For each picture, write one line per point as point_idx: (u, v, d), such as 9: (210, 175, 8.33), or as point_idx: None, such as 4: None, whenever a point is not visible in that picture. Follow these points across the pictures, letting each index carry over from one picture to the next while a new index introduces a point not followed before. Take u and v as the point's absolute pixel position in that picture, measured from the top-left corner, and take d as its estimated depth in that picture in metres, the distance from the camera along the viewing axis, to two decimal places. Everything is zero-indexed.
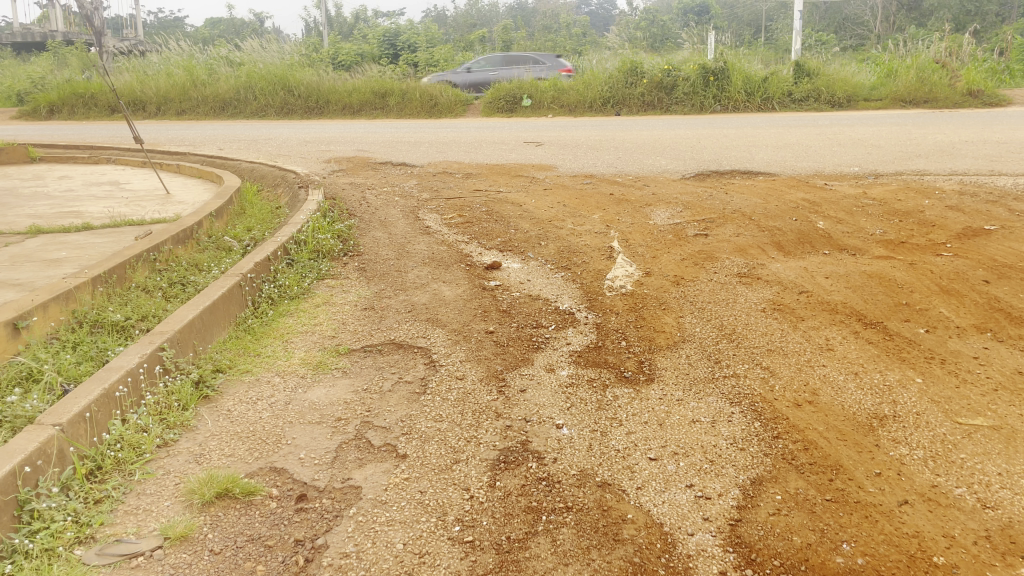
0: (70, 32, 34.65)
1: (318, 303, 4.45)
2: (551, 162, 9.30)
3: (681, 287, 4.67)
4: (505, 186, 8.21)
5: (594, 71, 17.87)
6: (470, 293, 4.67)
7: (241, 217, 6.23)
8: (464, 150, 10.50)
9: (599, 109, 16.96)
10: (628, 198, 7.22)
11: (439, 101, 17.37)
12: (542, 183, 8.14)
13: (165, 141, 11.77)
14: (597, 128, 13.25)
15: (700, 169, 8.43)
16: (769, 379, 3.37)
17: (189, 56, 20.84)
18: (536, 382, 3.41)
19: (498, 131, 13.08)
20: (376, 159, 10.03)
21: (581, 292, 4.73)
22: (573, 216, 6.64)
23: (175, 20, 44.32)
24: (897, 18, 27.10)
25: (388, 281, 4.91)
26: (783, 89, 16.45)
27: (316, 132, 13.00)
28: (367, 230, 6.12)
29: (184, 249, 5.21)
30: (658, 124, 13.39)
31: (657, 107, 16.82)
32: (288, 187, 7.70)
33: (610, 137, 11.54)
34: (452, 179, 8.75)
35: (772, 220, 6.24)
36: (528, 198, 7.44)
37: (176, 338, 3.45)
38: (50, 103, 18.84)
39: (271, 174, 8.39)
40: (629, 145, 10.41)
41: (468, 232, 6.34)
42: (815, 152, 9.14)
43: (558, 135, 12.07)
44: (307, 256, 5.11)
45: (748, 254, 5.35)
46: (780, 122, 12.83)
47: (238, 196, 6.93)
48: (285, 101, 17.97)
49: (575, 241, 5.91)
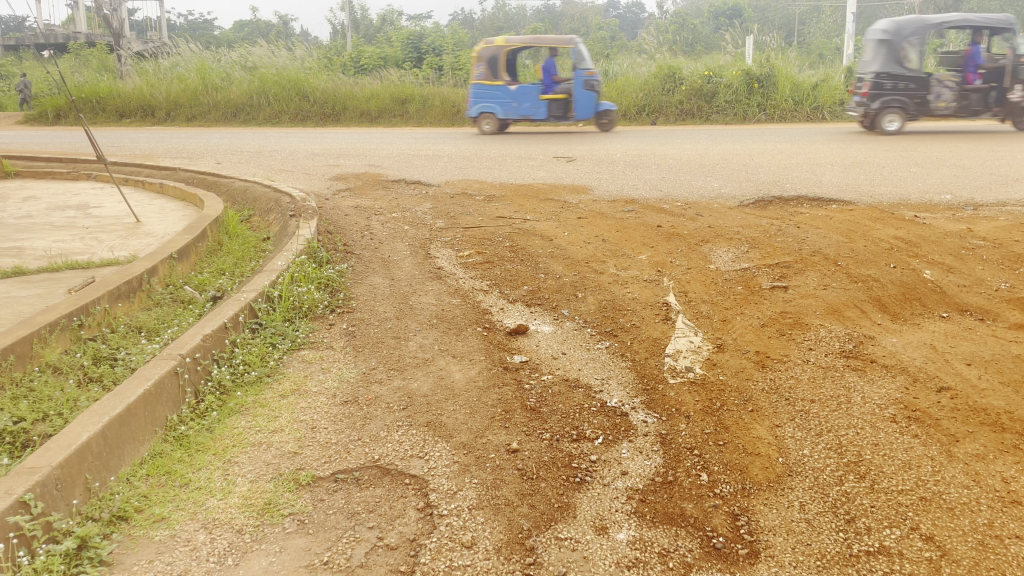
0: (89, 35, 34.12)
1: (284, 394, 3.33)
2: (584, 182, 8.17)
3: (770, 373, 3.49)
4: (532, 212, 7.11)
5: (628, 76, 16.74)
6: (486, 377, 3.52)
7: (215, 258, 5.16)
8: (485, 166, 9.42)
9: (634, 118, 15.80)
10: (680, 232, 6.06)
11: (461, 109, 16.39)
12: (576, 210, 7.01)
13: (159, 152, 10.80)
14: (633, 139, 12.12)
15: (759, 195, 7.26)
16: (940, 563, 2.23)
17: (203, 58, 19.98)
18: (581, 559, 2.28)
19: (524, 141, 12.00)
20: (387, 176, 8.96)
21: (635, 376, 3.57)
22: (616, 256, 5.50)
23: (199, 21, 43.65)
24: None
25: (382, 353, 3.79)
26: (834, 97, 15.21)
27: (328, 143, 11.99)
28: (367, 273, 5.02)
29: (129, 306, 4.12)
30: (699, 136, 12.22)
31: (695, 116, 15.64)
32: (281, 212, 6.64)
33: (649, 151, 10.39)
34: (472, 203, 7.65)
35: (864, 266, 5.04)
36: (560, 230, 6.31)
37: (51, 479, 2.36)
38: (56, 108, 18.04)
39: (265, 196, 7.33)
40: (672, 163, 9.26)
41: (488, 277, 5.21)
42: (890, 174, 7.92)
43: (590, 147, 10.97)
44: (281, 318, 4.00)
45: (846, 318, 4.16)
46: (835, 134, 11.62)
47: (219, 227, 5.86)
48: (300, 107, 17.01)
49: (621, 292, 4.75)
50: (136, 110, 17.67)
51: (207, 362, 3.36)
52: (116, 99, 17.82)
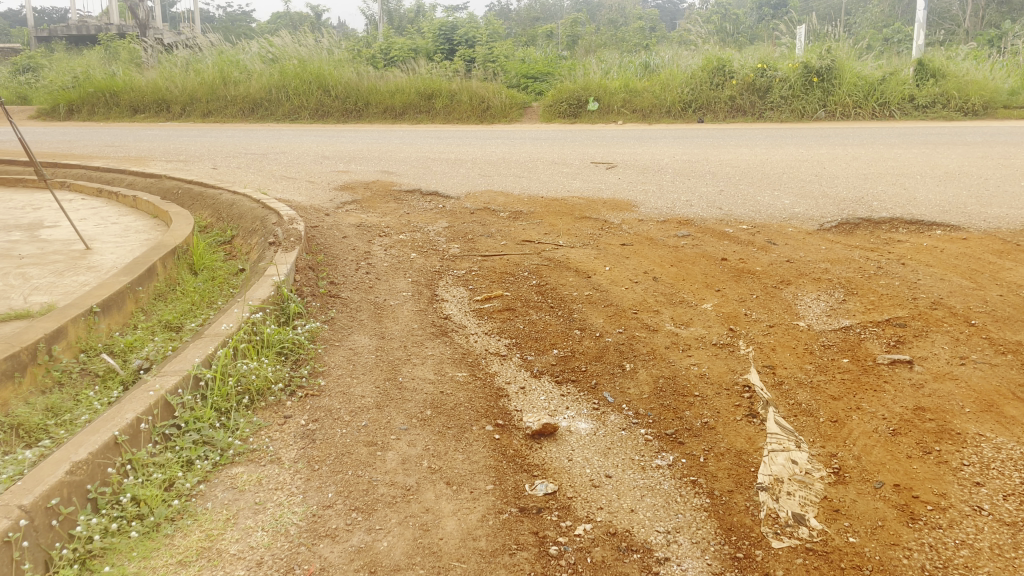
0: (121, 26, 33.54)
1: (183, 560, 2.19)
2: (628, 196, 6.96)
3: (928, 536, 2.30)
4: (566, 235, 5.96)
5: (673, 69, 15.41)
6: (492, 529, 2.35)
7: (161, 308, 4.04)
8: (512, 174, 8.25)
9: (679, 115, 14.47)
10: (751, 268, 4.84)
11: (491, 105, 15.29)
12: (618, 234, 5.81)
13: (154, 154, 9.81)
14: (680, 140, 10.86)
15: (840, 215, 6.01)
16: None
17: (223, 50, 19.07)
18: None
19: (557, 143, 10.83)
20: (400, 185, 7.84)
21: (717, 528, 2.38)
22: (673, 304, 4.28)
23: (236, 12, 42.96)
24: (993, 10, 23.97)
25: (344, 475, 2.63)
26: (904, 93, 13.82)
27: (343, 143, 10.94)
28: (349, 330, 3.86)
29: (14, 389, 3.02)
30: (756, 137, 10.90)
31: (747, 114, 14.28)
32: (264, 235, 5.54)
33: (701, 155, 9.12)
34: (494, 222, 6.50)
35: (1009, 327, 3.78)
36: (599, 261, 5.13)
37: None
38: (70, 103, 17.26)
39: (251, 212, 6.26)
40: (729, 170, 7.99)
41: (507, 333, 4.02)
42: (997, 188, 6.62)
43: (633, 150, 9.78)
44: (213, 413, 2.86)
45: (1012, 421, 2.94)
46: (912, 136, 10.25)
47: (181, 257, 4.74)
48: (321, 102, 15.95)
49: (684, 363, 3.54)
50: (151, 105, 16.77)
51: (72, 510, 2.24)
52: (130, 93, 16.97)
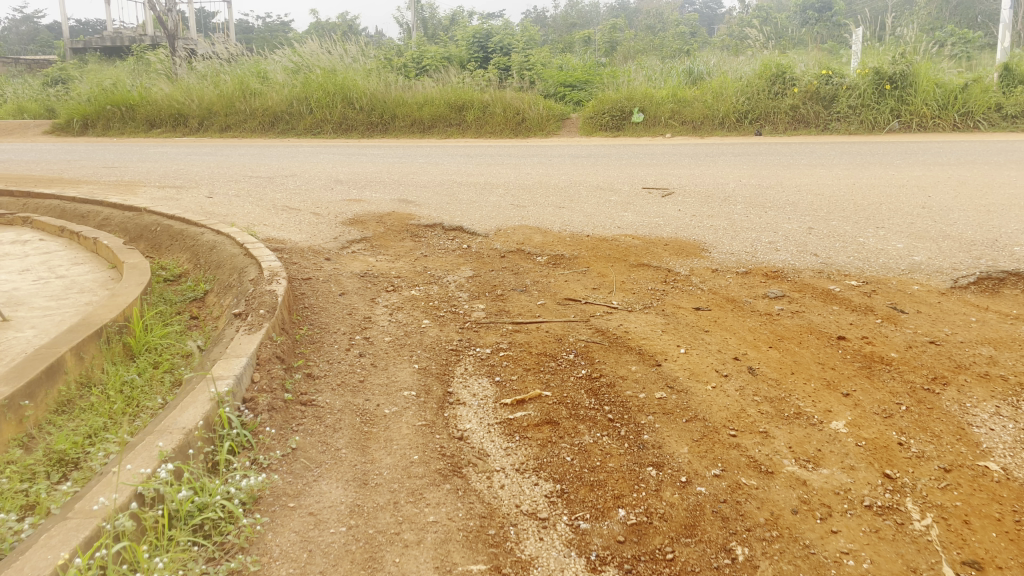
0: (154, 36, 32.94)
1: None
2: (693, 235, 5.68)
3: None
4: (621, 292, 4.71)
5: (726, 76, 14.07)
6: None
7: (57, 432, 2.88)
8: (551, 203, 7.02)
9: (734, 127, 13.08)
10: (884, 354, 3.51)
11: (526, 117, 14.15)
12: (688, 292, 4.54)
13: (149, 179, 8.75)
14: (740, 157, 9.56)
15: (975, 264, 4.67)
16: None
17: (245, 61, 18.13)
18: None
19: (602, 162, 9.59)
20: (418, 218, 6.65)
21: None
22: (787, 421, 2.98)
23: (274, 22, 42.47)
24: None
25: None
26: (990, 101, 12.36)
27: (361, 163, 9.81)
28: (315, 471, 2.63)
29: None
30: (827, 154, 9.56)
31: (811, 125, 12.86)
32: (238, 297, 4.37)
33: (771, 179, 7.79)
34: (530, 270, 5.28)
35: None
36: (668, 336, 3.86)
37: None
38: (83, 117, 16.39)
39: (229, 259, 5.12)
40: (811, 200, 6.67)
41: (550, 470, 2.76)
42: None
43: (690, 171, 8.50)
44: None
45: None
46: (1016, 151, 8.83)
47: (116, 338, 3.57)
48: (344, 115, 14.84)
49: (830, 549, 2.27)
50: (168, 120, 15.85)
51: None
52: (147, 106, 16.07)
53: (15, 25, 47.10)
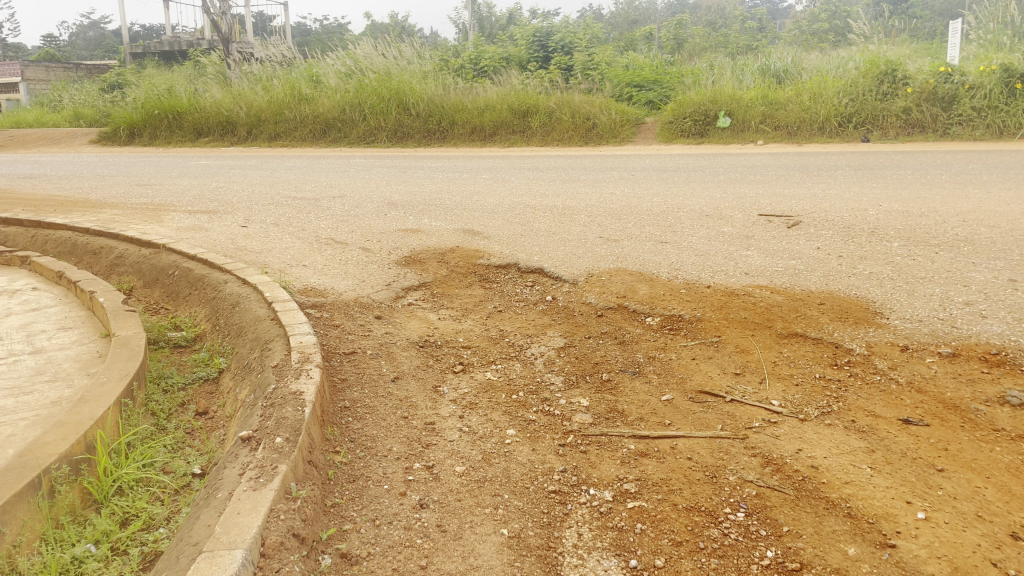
0: (211, 40, 32.49)
1: None
2: (851, 288, 4.34)
3: None
4: (779, 379, 3.39)
5: (824, 75, 12.52)
6: None
7: None
8: (649, 235, 5.74)
9: (836, 132, 11.54)
10: None
11: (598, 122, 12.88)
12: (881, 389, 3.21)
13: (182, 201, 7.74)
14: (860, 171, 8.10)
15: None
16: None
17: (297, 64, 17.24)
18: None
19: (694, 177, 8.24)
20: (489, 255, 5.44)
21: None
22: None
23: (332, 25, 41.99)
24: None
25: None
26: None
27: (418, 179, 8.66)
28: None
29: None
30: (967, 167, 8.02)
31: (927, 130, 11.25)
32: (255, 392, 3.20)
33: (916, 201, 6.35)
34: (642, 336, 4.01)
35: None
36: (886, 482, 2.54)
37: None
38: (130, 125, 15.66)
39: (251, 322, 3.98)
40: (986, 234, 5.23)
41: None
42: None
43: (809, 190, 7.09)
44: None
45: None
46: None
47: (65, 485, 2.43)
48: (400, 122, 13.73)
49: None
50: (216, 127, 15.01)
51: None
52: (195, 113, 15.27)
53: (81, 31, 47.60)
